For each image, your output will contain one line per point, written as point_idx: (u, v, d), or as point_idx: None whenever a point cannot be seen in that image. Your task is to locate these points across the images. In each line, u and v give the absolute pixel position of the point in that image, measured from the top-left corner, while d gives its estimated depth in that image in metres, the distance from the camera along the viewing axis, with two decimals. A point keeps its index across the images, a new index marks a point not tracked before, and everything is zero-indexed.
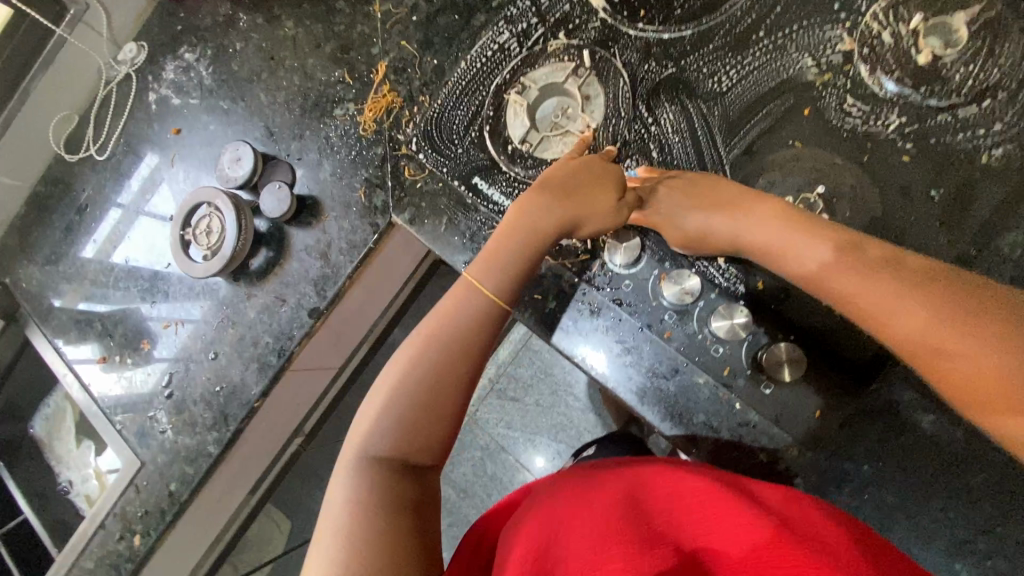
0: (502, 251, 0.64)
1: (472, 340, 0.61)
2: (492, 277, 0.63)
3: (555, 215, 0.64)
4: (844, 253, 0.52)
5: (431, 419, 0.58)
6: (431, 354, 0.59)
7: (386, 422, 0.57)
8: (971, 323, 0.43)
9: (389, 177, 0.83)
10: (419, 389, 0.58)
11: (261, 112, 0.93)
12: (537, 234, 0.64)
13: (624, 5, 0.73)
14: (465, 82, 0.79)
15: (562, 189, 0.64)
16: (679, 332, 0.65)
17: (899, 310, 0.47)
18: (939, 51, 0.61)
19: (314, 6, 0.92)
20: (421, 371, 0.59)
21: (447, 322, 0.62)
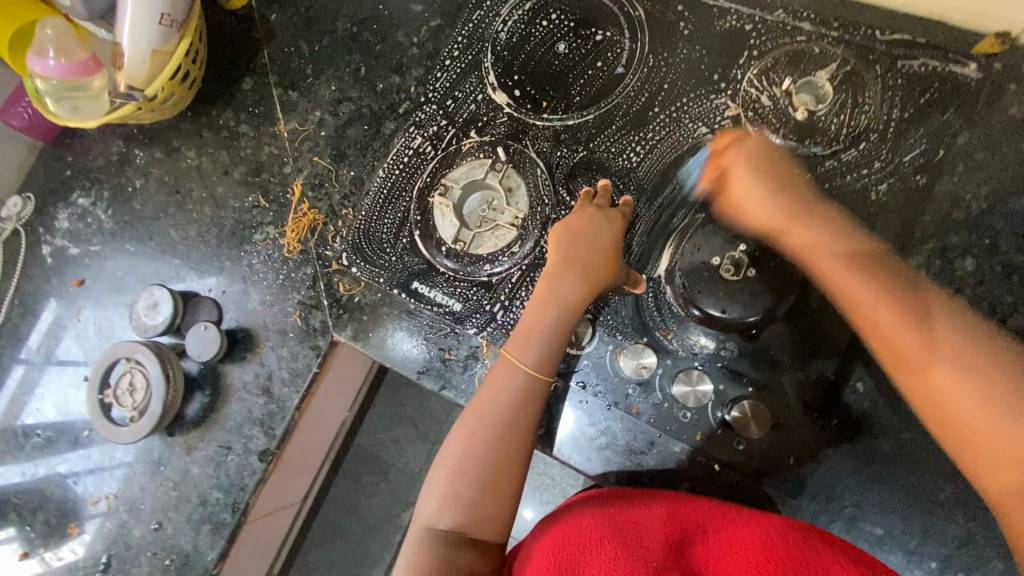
0: (542, 320, 0.66)
1: (526, 412, 0.63)
2: (531, 354, 0.65)
3: (578, 275, 0.66)
4: (878, 277, 0.53)
5: (517, 443, 0.62)
6: (521, 392, 0.64)
7: (466, 476, 0.61)
8: (997, 383, 0.45)
9: (323, 295, 0.79)
10: (510, 420, 0.63)
11: (174, 248, 0.88)
12: (569, 304, 0.65)
13: (527, 99, 0.77)
14: (387, 190, 0.79)
15: (581, 242, 0.67)
16: (646, 404, 0.67)
17: (925, 348, 0.49)
18: (812, 107, 0.67)
19: (216, 133, 0.90)
20: (509, 406, 0.63)
21: (506, 383, 0.64)
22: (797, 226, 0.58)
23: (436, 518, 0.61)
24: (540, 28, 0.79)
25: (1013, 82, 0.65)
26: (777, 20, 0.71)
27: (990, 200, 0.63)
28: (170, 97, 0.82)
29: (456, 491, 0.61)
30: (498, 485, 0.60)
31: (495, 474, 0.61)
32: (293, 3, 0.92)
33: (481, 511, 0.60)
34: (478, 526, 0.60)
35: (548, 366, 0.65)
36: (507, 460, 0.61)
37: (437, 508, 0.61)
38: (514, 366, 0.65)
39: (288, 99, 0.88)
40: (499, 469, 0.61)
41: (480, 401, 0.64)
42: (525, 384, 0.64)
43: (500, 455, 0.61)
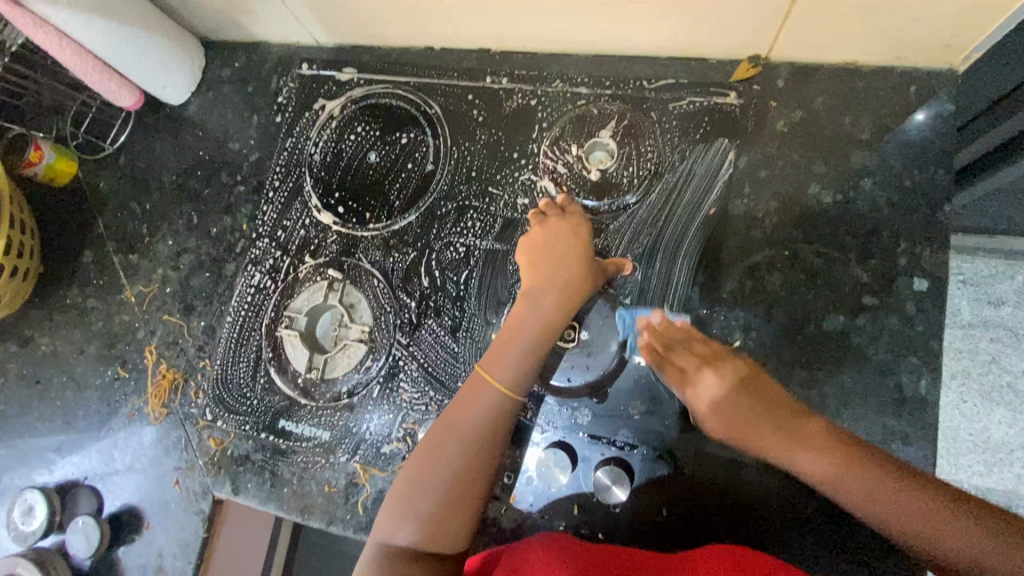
0: (520, 335, 0.63)
1: (500, 426, 0.60)
2: (506, 369, 0.62)
3: (552, 286, 0.64)
4: (804, 432, 0.53)
5: (484, 460, 0.59)
6: (494, 412, 0.60)
7: (431, 484, 0.58)
8: (910, 498, 0.48)
9: (197, 455, 0.78)
10: (480, 439, 0.60)
11: (46, 441, 0.85)
12: (544, 316, 0.63)
13: (351, 213, 0.79)
14: (237, 333, 0.79)
15: (549, 255, 0.65)
16: (522, 489, 0.67)
17: (843, 483, 0.50)
18: (603, 164, 0.71)
19: (64, 313, 0.89)
20: (484, 426, 0.60)
21: (482, 402, 0.61)
22: (743, 404, 0.56)
23: (394, 531, 0.58)
24: (350, 142, 0.81)
25: (774, 99, 0.69)
26: (556, 89, 0.75)
27: (780, 213, 0.67)
28: (2, 296, 0.82)
29: (414, 504, 0.58)
30: (459, 503, 0.58)
31: (456, 490, 0.58)
32: (119, 167, 0.92)
33: (438, 528, 0.57)
34: (435, 541, 0.57)
35: (523, 385, 0.62)
36: (469, 480, 0.58)
37: (394, 521, 0.58)
38: (490, 384, 0.61)
39: (129, 263, 0.88)
40: (463, 488, 0.58)
41: (454, 416, 0.61)
42: (499, 402, 0.61)
43: (464, 473, 0.59)
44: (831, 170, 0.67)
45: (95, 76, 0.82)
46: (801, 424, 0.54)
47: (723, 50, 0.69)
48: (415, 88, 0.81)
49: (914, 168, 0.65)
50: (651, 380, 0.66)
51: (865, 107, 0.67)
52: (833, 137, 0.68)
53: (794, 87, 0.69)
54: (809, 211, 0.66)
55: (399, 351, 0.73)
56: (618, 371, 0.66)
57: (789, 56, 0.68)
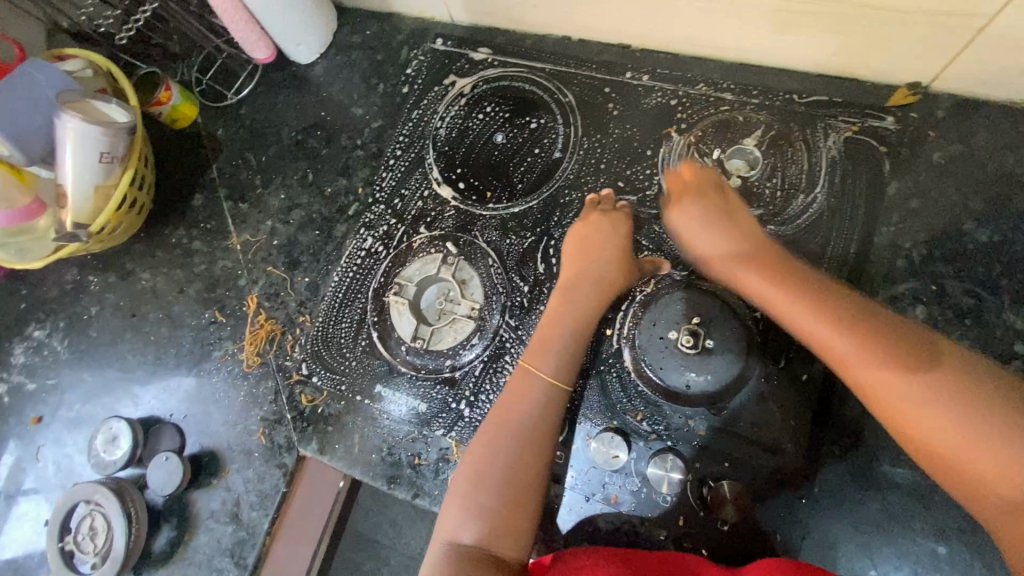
0: (557, 330, 0.66)
1: (549, 412, 0.62)
2: (549, 359, 0.64)
3: (591, 286, 0.67)
4: (884, 344, 0.49)
5: (539, 447, 0.60)
6: (541, 400, 0.62)
7: (489, 477, 0.59)
8: (975, 414, 0.44)
9: (286, 409, 0.77)
10: (531, 427, 0.61)
11: (134, 374, 0.86)
12: (582, 313, 0.66)
13: (471, 190, 0.79)
14: (342, 294, 0.79)
15: (586, 259, 0.68)
16: (625, 493, 0.65)
17: (905, 405, 0.47)
18: (744, 171, 0.70)
19: (169, 252, 0.90)
20: (530, 415, 0.62)
21: (528, 394, 0.63)
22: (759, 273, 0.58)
23: (458, 530, 0.57)
24: (477, 121, 0.81)
25: (932, 129, 0.67)
26: (699, 92, 0.74)
27: (929, 246, 0.64)
28: (118, 227, 0.83)
29: (475, 501, 0.58)
30: (521, 494, 0.58)
31: (516, 482, 0.58)
32: (238, 117, 0.94)
33: (503, 521, 0.57)
34: (500, 537, 0.56)
35: (569, 373, 0.64)
36: (529, 469, 0.59)
37: (456, 519, 0.58)
38: (534, 376, 0.64)
39: (239, 211, 0.89)
40: (522, 479, 0.59)
41: (500, 411, 0.63)
42: (544, 392, 0.63)
43: (521, 465, 0.59)
44: (989, 209, 0.64)
45: (239, 24, 0.83)
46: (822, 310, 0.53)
47: (886, 73, 0.67)
48: (551, 75, 0.80)
49: None
50: (775, 399, 0.63)
51: None
52: (993, 176, 0.65)
53: (956, 119, 0.67)
54: (961, 248, 0.64)
55: (506, 333, 0.72)
56: (741, 384, 0.64)
57: (957, 87, 0.66)
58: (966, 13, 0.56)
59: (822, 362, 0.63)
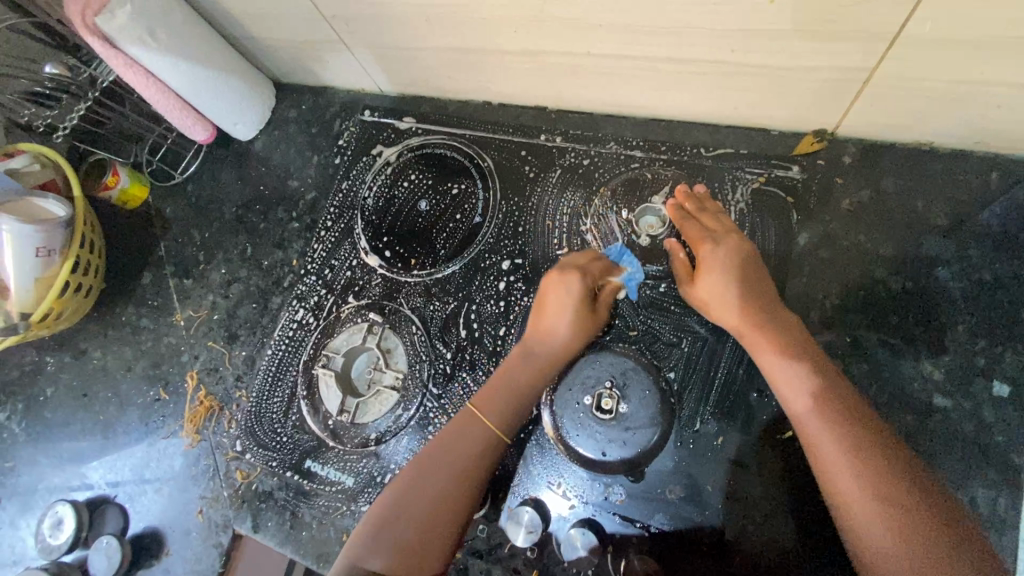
0: (507, 380, 0.64)
1: (482, 463, 0.60)
2: (493, 408, 0.63)
3: (543, 341, 0.65)
4: (864, 458, 0.50)
5: (464, 490, 0.58)
6: (478, 445, 0.61)
7: (411, 508, 0.57)
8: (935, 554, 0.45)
9: (223, 486, 0.78)
10: (458, 479, 0.59)
11: (85, 453, 0.87)
12: (521, 390, 0.64)
13: (397, 258, 0.80)
14: (274, 367, 0.80)
15: (541, 320, 0.66)
16: (545, 565, 0.63)
17: (862, 513, 0.48)
18: (654, 229, 0.70)
19: (119, 330, 0.92)
20: (464, 458, 0.60)
21: (467, 440, 0.61)
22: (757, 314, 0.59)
23: (367, 556, 0.54)
24: (402, 189, 0.83)
25: (839, 176, 0.67)
26: (610, 152, 0.75)
27: (841, 295, 0.63)
28: (65, 311, 0.85)
29: (388, 528, 0.56)
30: (430, 532, 0.56)
31: (429, 523, 0.56)
32: (185, 194, 0.97)
33: (412, 548, 0.55)
34: (400, 574, 0.54)
35: (511, 428, 0.63)
36: (435, 518, 0.56)
37: (368, 545, 0.55)
38: (478, 425, 0.62)
39: (183, 287, 0.91)
40: (439, 526, 0.56)
41: (442, 444, 0.61)
42: (479, 442, 0.61)
43: (439, 500, 0.57)
44: (899, 255, 0.63)
45: (173, 111, 0.87)
46: (819, 381, 0.55)
47: (788, 123, 0.67)
48: (470, 140, 0.82)
49: (993, 259, 0.61)
50: (691, 463, 0.62)
51: (939, 192, 0.64)
52: (903, 222, 0.64)
53: (862, 165, 0.66)
54: (873, 297, 0.62)
55: (430, 402, 0.72)
56: (657, 448, 0.63)
57: (859, 133, 0.65)
58: (847, 68, 0.55)
59: (738, 423, 0.62)
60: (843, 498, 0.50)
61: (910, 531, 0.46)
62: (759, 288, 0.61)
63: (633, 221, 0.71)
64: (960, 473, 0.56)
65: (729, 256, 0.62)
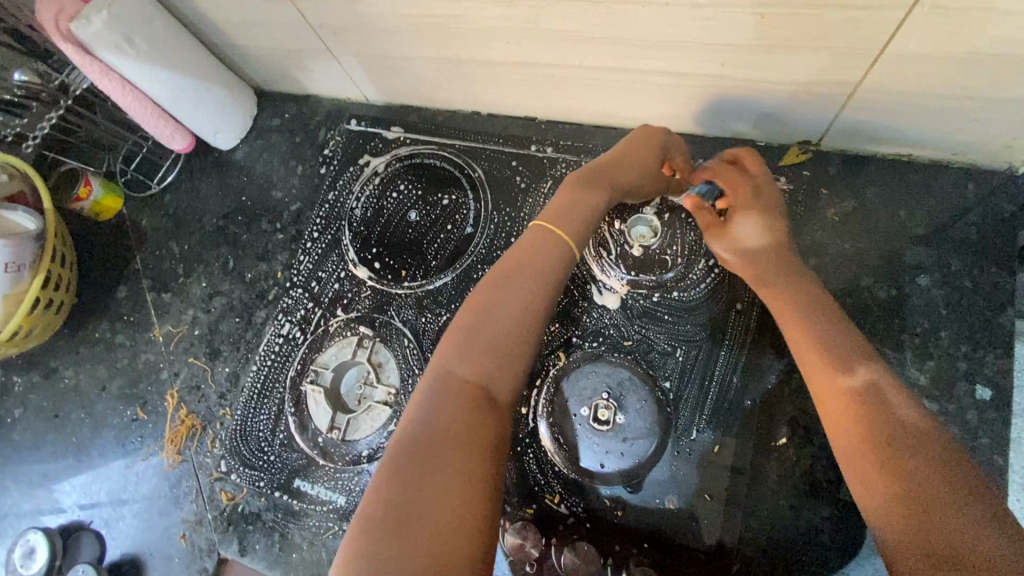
0: (574, 185, 0.61)
1: (558, 270, 0.57)
2: (574, 224, 0.59)
3: (616, 157, 0.62)
4: (870, 381, 0.47)
5: (538, 309, 0.55)
6: (554, 258, 0.57)
7: (492, 327, 0.53)
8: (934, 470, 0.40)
9: (207, 508, 0.75)
10: (541, 283, 0.56)
11: (57, 477, 0.83)
12: (597, 210, 0.60)
13: (386, 269, 0.79)
14: (260, 383, 0.78)
15: (620, 157, 0.62)
16: None
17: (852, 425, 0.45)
18: (646, 240, 0.70)
19: (92, 347, 0.88)
20: (542, 268, 0.57)
21: (541, 248, 0.58)
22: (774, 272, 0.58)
23: (452, 366, 0.52)
24: (391, 199, 0.82)
25: (824, 187, 0.68)
26: None
27: None
28: (35, 329, 0.82)
29: (470, 338, 0.53)
30: (508, 357, 0.52)
31: (510, 344, 0.53)
32: (163, 205, 0.94)
33: (495, 357, 0.52)
34: (494, 380, 0.51)
35: (586, 236, 0.60)
36: (516, 333, 0.53)
37: (454, 354, 0.52)
38: (557, 232, 0.58)
39: (161, 302, 0.88)
40: (518, 334, 0.53)
41: (506, 258, 0.58)
42: (564, 249, 0.58)
43: (515, 318, 0.54)
44: (884, 262, 0.65)
45: (150, 119, 0.84)
46: (839, 327, 0.52)
47: (775, 135, 0.68)
48: (460, 150, 0.82)
49: (972, 267, 0.63)
50: (688, 472, 0.62)
51: (919, 202, 0.66)
52: (885, 231, 0.66)
53: (845, 176, 0.68)
54: (861, 305, 0.64)
55: None
56: (655, 458, 0.63)
57: (842, 145, 0.67)
58: (836, 81, 0.57)
59: (733, 431, 0.63)
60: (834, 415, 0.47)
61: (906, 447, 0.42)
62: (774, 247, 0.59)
63: (624, 231, 0.71)
64: None
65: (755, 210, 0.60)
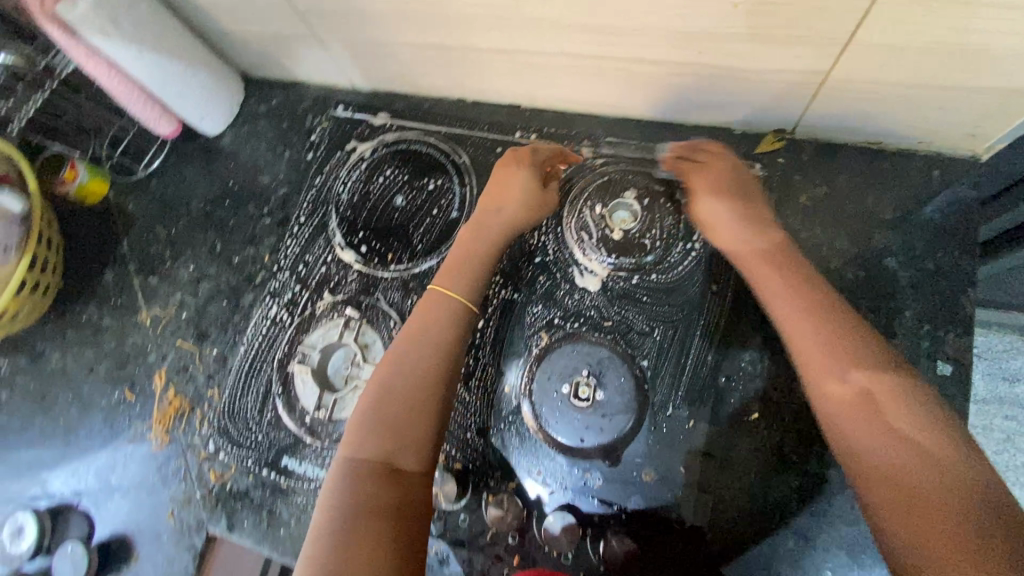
0: (461, 255, 0.67)
1: (457, 327, 0.62)
2: (458, 282, 0.66)
3: (492, 213, 0.69)
4: (865, 377, 0.48)
5: (440, 369, 0.59)
6: (446, 318, 0.63)
7: (390, 403, 0.57)
8: (933, 463, 0.42)
9: (195, 487, 0.76)
10: (439, 345, 0.61)
11: (44, 459, 0.84)
12: (480, 256, 0.67)
13: (373, 253, 0.80)
14: (248, 364, 0.79)
15: (500, 197, 0.69)
16: (526, 553, 0.65)
17: (854, 426, 0.47)
18: (626, 223, 0.72)
19: (79, 330, 0.89)
20: (439, 334, 0.61)
21: (433, 317, 0.63)
22: (766, 264, 0.59)
23: (358, 449, 0.54)
24: (378, 184, 0.83)
25: (797, 173, 0.71)
26: (584, 149, 0.77)
27: None
28: (21, 311, 0.82)
29: (373, 416, 0.56)
30: (411, 427, 0.56)
31: (412, 414, 0.56)
32: (150, 191, 0.94)
33: (400, 430, 0.55)
34: (398, 453, 0.54)
35: (475, 295, 0.65)
36: (416, 402, 0.57)
37: (359, 435, 0.55)
38: (445, 297, 0.64)
39: (148, 285, 0.89)
40: (422, 399, 0.57)
41: (407, 328, 0.63)
42: (455, 310, 0.63)
43: (414, 388, 0.58)
44: (853, 246, 0.68)
45: (133, 100, 0.83)
46: (828, 318, 0.53)
47: (752, 123, 0.71)
48: (446, 137, 0.83)
49: (935, 250, 0.66)
50: (664, 447, 0.65)
51: (887, 188, 0.68)
52: (855, 216, 0.69)
53: (818, 163, 0.71)
54: (830, 286, 0.67)
55: None
56: (633, 433, 0.65)
57: (815, 133, 0.70)
58: (808, 71, 0.59)
59: (708, 408, 0.65)
60: (834, 419, 0.48)
61: (905, 442, 0.44)
62: (759, 240, 0.60)
63: (607, 213, 0.73)
64: None
65: (737, 206, 0.63)
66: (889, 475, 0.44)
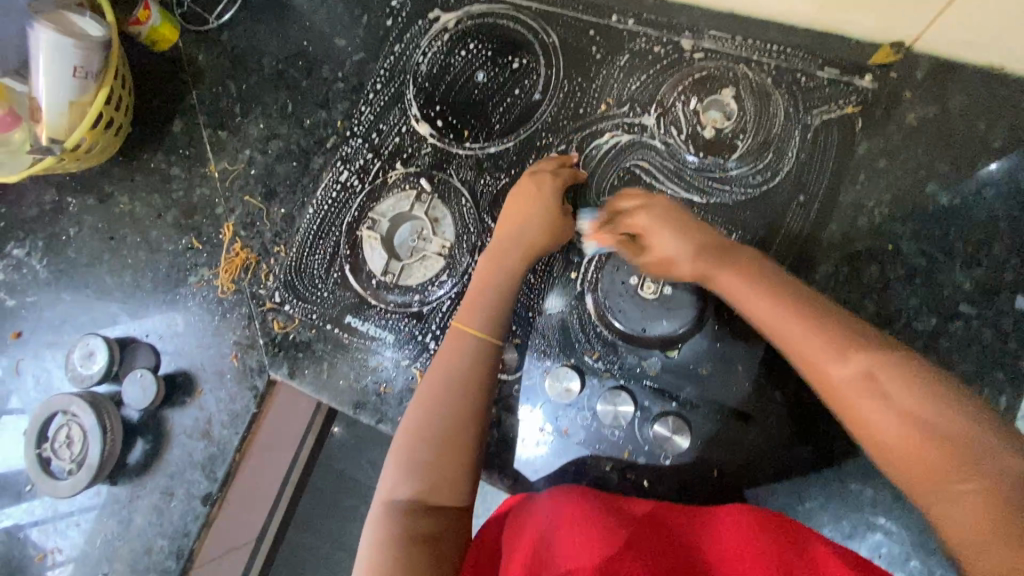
0: (484, 289, 0.65)
1: (484, 359, 0.61)
2: (478, 317, 0.63)
3: (519, 234, 0.67)
4: (828, 329, 0.47)
5: (464, 401, 0.57)
6: (470, 356, 0.61)
7: (422, 441, 0.55)
8: (924, 397, 0.41)
9: (259, 334, 0.80)
10: (467, 380, 0.59)
11: (113, 295, 0.87)
12: (508, 279, 0.66)
13: (448, 128, 0.79)
14: (317, 225, 0.80)
15: (524, 213, 0.68)
16: (575, 425, 0.68)
17: (846, 389, 0.45)
18: (720, 123, 0.70)
19: (147, 177, 0.89)
20: (467, 368, 0.60)
21: (458, 351, 0.61)
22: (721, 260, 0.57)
23: (396, 490, 0.53)
24: (459, 58, 0.80)
25: (908, 90, 0.67)
26: (686, 41, 0.73)
27: (891, 206, 0.66)
28: (95, 146, 0.82)
29: (411, 455, 0.55)
30: (444, 459, 0.55)
31: (443, 450, 0.55)
32: (219, 43, 0.91)
33: (436, 467, 0.54)
34: (434, 492, 0.53)
35: (497, 327, 0.63)
36: (449, 433, 0.56)
37: (394, 477, 0.54)
38: (465, 334, 0.62)
39: (218, 139, 0.88)
40: (451, 428, 0.56)
41: (436, 362, 0.62)
42: (476, 348, 0.61)
43: (447, 425, 0.56)
44: (954, 172, 0.65)
45: None
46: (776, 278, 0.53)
47: (873, 29, 0.65)
48: (536, 14, 0.79)
49: None
50: (724, 346, 0.66)
51: (1001, 115, 0.65)
52: (961, 141, 0.66)
53: (932, 81, 0.67)
54: (920, 210, 0.65)
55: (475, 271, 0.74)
56: (694, 330, 0.67)
57: (935, 47, 0.65)
58: None
59: None
60: (824, 383, 0.46)
61: (881, 391, 0.43)
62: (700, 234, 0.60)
63: (699, 111, 0.71)
64: (971, 371, 0.61)
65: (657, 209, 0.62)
66: (888, 431, 0.42)
